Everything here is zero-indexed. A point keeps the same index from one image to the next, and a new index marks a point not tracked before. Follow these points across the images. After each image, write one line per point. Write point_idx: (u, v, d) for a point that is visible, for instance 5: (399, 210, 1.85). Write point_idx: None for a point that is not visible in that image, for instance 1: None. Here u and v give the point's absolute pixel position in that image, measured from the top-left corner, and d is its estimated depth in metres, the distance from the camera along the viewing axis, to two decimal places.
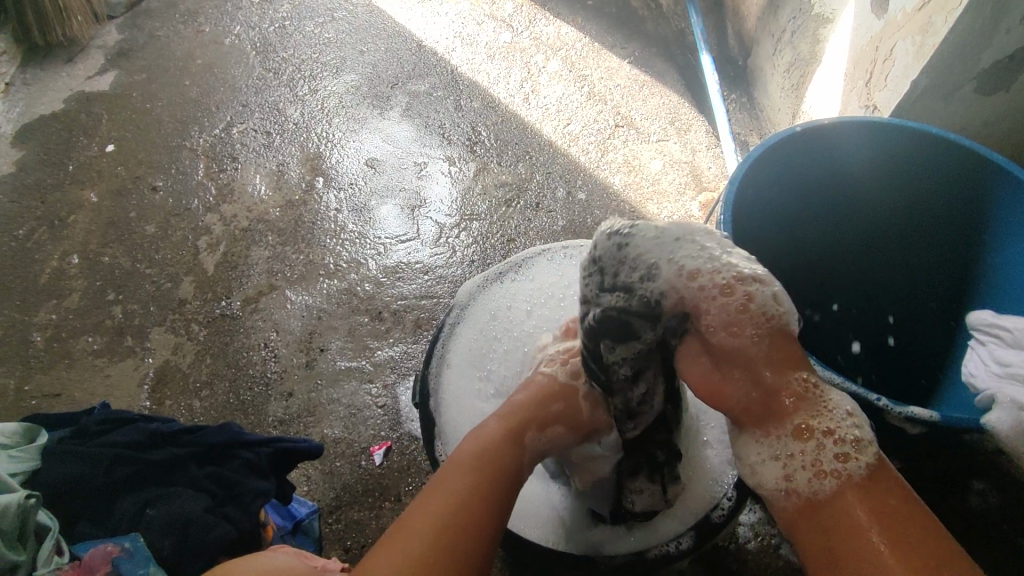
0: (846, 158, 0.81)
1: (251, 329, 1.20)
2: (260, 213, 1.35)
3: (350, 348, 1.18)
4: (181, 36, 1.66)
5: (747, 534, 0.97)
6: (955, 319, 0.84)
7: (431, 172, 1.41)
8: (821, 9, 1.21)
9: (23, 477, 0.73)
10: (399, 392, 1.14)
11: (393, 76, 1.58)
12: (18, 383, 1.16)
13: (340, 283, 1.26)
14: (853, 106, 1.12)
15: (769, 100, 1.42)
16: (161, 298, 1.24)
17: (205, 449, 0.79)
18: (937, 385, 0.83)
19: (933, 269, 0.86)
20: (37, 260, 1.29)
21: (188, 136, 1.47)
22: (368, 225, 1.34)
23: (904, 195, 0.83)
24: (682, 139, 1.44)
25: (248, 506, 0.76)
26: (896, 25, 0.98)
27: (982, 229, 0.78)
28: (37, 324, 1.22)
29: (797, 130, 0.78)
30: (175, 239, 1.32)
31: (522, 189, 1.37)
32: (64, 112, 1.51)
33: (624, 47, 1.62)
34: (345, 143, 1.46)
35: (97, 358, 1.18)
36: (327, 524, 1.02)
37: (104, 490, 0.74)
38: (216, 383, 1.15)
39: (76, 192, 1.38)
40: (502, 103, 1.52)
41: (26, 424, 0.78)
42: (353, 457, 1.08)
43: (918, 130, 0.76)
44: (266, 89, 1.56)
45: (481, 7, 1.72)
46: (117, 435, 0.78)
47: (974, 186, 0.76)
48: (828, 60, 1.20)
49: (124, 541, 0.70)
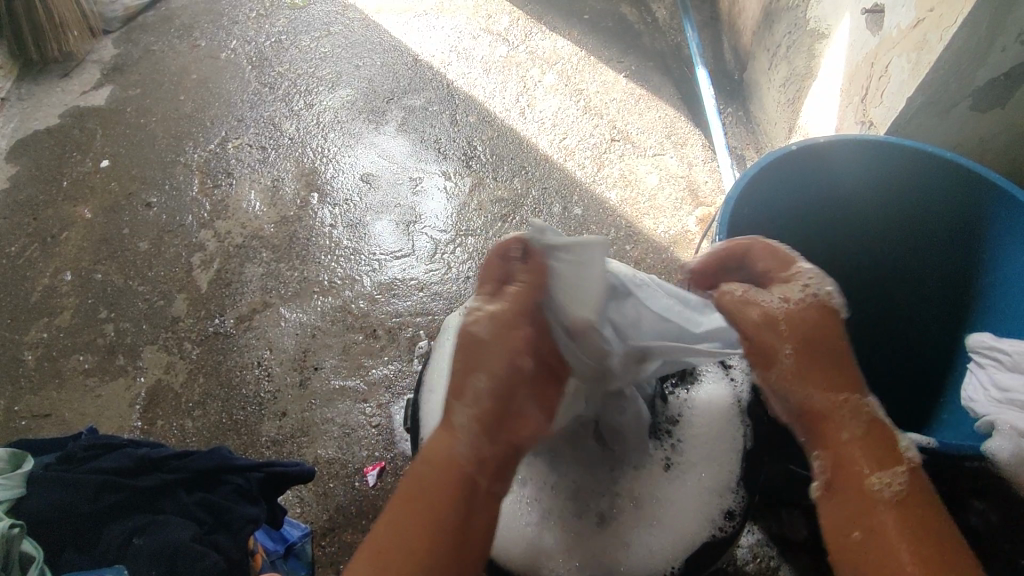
0: (842, 177, 0.80)
1: (245, 347, 1.19)
2: (254, 229, 1.34)
3: (345, 367, 1.17)
4: (178, 50, 1.66)
5: (746, 556, 0.95)
6: (954, 340, 0.82)
7: (426, 187, 1.41)
8: (817, 24, 1.20)
9: (7, 506, 0.72)
10: (393, 411, 1.13)
11: (389, 90, 1.58)
12: (8, 404, 1.14)
13: (335, 301, 1.25)
14: (849, 122, 1.12)
15: (764, 113, 1.42)
16: (154, 315, 1.23)
17: (194, 475, 0.78)
18: (935, 406, 0.82)
19: (931, 287, 0.85)
20: (29, 278, 1.28)
21: (183, 151, 1.46)
22: (363, 241, 1.33)
23: (901, 215, 0.82)
24: (678, 153, 1.44)
25: (238, 534, 0.75)
26: (891, 41, 0.98)
27: (980, 251, 0.77)
28: (28, 343, 1.21)
29: (793, 148, 0.76)
30: (169, 255, 1.31)
31: (518, 205, 1.37)
32: (58, 128, 1.50)
33: (620, 61, 1.62)
34: (340, 158, 1.46)
35: (88, 377, 1.17)
36: (321, 547, 1.01)
37: (89, 519, 0.73)
38: (208, 403, 1.14)
39: (69, 209, 1.37)
40: (497, 117, 1.52)
41: (11, 449, 0.77)
42: (347, 478, 1.06)
43: (916, 150, 0.75)
44: (262, 104, 1.55)
45: (477, 21, 1.72)
46: (104, 461, 0.76)
47: (974, 207, 0.75)
48: (823, 75, 1.19)
49: (107, 574, 0.69)
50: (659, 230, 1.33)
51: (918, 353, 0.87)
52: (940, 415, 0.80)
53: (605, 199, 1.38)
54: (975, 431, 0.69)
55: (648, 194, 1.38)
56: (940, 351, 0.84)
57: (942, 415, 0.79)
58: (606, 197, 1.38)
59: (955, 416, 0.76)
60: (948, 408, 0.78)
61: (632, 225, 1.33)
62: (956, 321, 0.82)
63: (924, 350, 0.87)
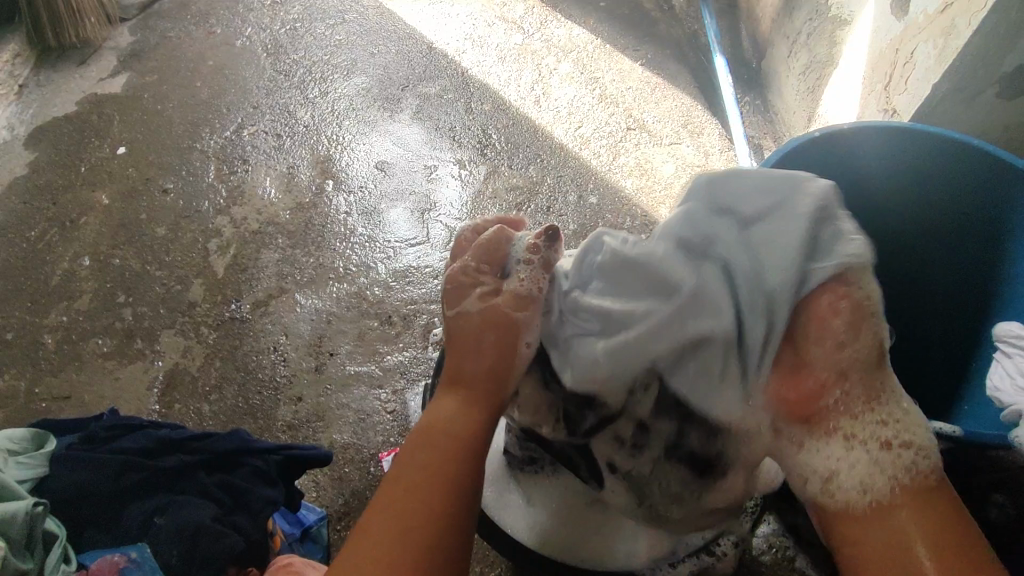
0: (864, 163, 0.80)
1: (261, 333, 1.20)
2: (271, 215, 1.34)
3: (360, 353, 1.18)
4: (193, 37, 1.67)
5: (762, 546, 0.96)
6: (977, 332, 0.81)
7: (441, 175, 1.40)
8: (839, 11, 1.19)
9: (31, 485, 0.73)
10: (408, 398, 1.13)
11: (404, 77, 1.57)
12: (29, 385, 1.16)
13: (350, 287, 1.25)
14: (871, 110, 1.10)
15: (783, 103, 1.40)
16: (171, 301, 1.24)
17: (214, 456, 0.79)
18: (955, 399, 0.82)
19: (951, 278, 0.84)
20: (48, 262, 1.29)
21: (199, 137, 1.47)
22: (378, 228, 1.33)
23: (922, 204, 0.81)
24: (695, 142, 1.43)
25: (257, 515, 0.76)
26: (917, 27, 0.97)
27: (1004, 242, 0.76)
28: (48, 327, 1.22)
29: (815, 135, 0.75)
30: (185, 241, 1.31)
31: (534, 192, 1.36)
32: (75, 114, 1.51)
33: (636, 49, 1.60)
34: (355, 145, 1.46)
35: (107, 360, 1.18)
36: (336, 531, 1.02)
37: (113, 497, 0.74)
38: (225, 387, 1.14)
39: (87, 194, 1.38)
40: (513, 106, 1.51)
41: (34, 430, 0.79)
42: (362, 463, 1.07)
43: (939, 136, 0.73)
44: (277, 92, 1.55)
45: (492, 9, 1.71)
46: (126, 442, 0.77)
47: (1000, 196, 0.74)
48: (845, 62, 1.18)
49: (130, 551, 0.70)
50: None
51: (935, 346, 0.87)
52: (962, 406, 0.79)
53: (621, 187, 1.37)
54: (1001, 421, 0.68)
55: (664, 183, 1.37)
56: (957, 341, 0.84)
57: (966, 406, 0.78)
58: (622, 187, 1.37)
59: (981, 407, 0.75)
60: (970, 399, 0.78)
61: (647, 214, 1.33)
62: (976, 314, 0.81)
63: (940, 338, 0.86)
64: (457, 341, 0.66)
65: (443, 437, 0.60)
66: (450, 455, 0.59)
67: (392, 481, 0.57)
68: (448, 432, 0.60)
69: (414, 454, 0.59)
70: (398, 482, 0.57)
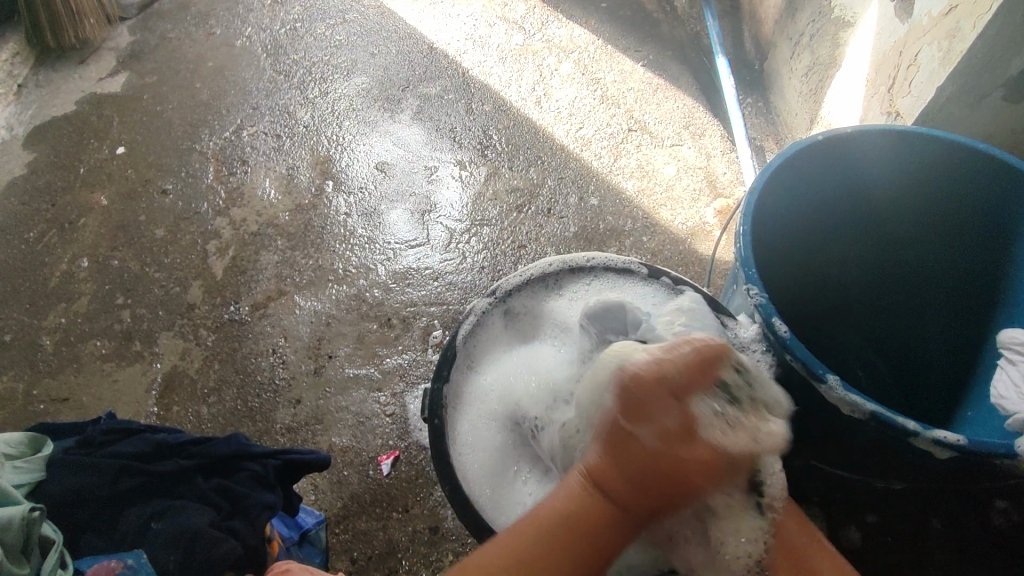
0: (868, 167, 0.79)
1: (260, 335, 1.19)
2: (270, 217, 1.34)
3: (359, 355, 1.17)
4: (192, 37, 1.66)
5: None
6: (981, 338, 0.80)
7: (441, 176, 1.40)
8: (842, 12, 1.18)
9: (29, 489, 0.72)
10: (408, 401, 1.12)
11: (404, 78, 1.57)
12: (27, 387, 1.15)
13: (349, 289, 1.25)
14: (874, 113, 1.10)
15: (785, 105, 1.40)
16: (170, 303, 1.24)
17: (211, 461, 0.78)
18: (959, 405, 0.81)
19: (954, 283, 0.83)
20: (46, 263, 1.29)
21: (198, 138, 1.46)
22: (378, 229, 1.33)
23: (926, 208, 0.81)
24: (696, 143, 1.42)
25: (254, 520, 0.75)
26: (921, 30, 0.96)
27: (1009, 247, 0.75)
28: (46, 329, 1.21)
29: (818, 138, 0.74)
30: (184, 242, 1.31)
31: (534, 194, 1.36)
32: (74, 114, 1.51)
33: (637, 50, 1.60)
34: (355, 146, 1.45)
35: (105, 362, 1.18)
36: (335, 534, 1.01)
37: (110, 502, 0.74)
38: (224, 390, 1.14)
39: (86, 195, 1.38)
40: (514, 107, 1.50)
41: (31, 434, 0.78)
42: (361, 466, 1.07)
43: (944, 140, 0.73)
44: (277, 92, 1.55)
45: (493, 9, 1.70)
46: (122, 446, 0.77)
47: (1006, 201, 0.73)
48: (848, 64, 1.17)
49: (128, 557, 0.69)
50: (677, 222, 1.31)
51: (939, 351, 0.86)
52: (965, 412, 0.79)
53: (622, 189, 1.36)
54: (1005, 429, 0.67)
55: (666, 185, 1.36)
56: (962, 344, 0.83)
57: (970, 413, 0.77)
58: (623, 188, 1.36)
59: (985, 413, 0.74)
60: (974, 405, 0.78)
61: (648, 216, 1.32)
62: (981, 320, 0.81)
63: (944, 341, 0.86)
64: (624, 441, 0.52)
65: (557, 515, 0.51)
66: (574, 533, 0.50)
67: (492, 545, 0.50)
68: (567, 524, 0.50)
69: (539, 524, 0.50)
70: (508, 550, 0.49)
